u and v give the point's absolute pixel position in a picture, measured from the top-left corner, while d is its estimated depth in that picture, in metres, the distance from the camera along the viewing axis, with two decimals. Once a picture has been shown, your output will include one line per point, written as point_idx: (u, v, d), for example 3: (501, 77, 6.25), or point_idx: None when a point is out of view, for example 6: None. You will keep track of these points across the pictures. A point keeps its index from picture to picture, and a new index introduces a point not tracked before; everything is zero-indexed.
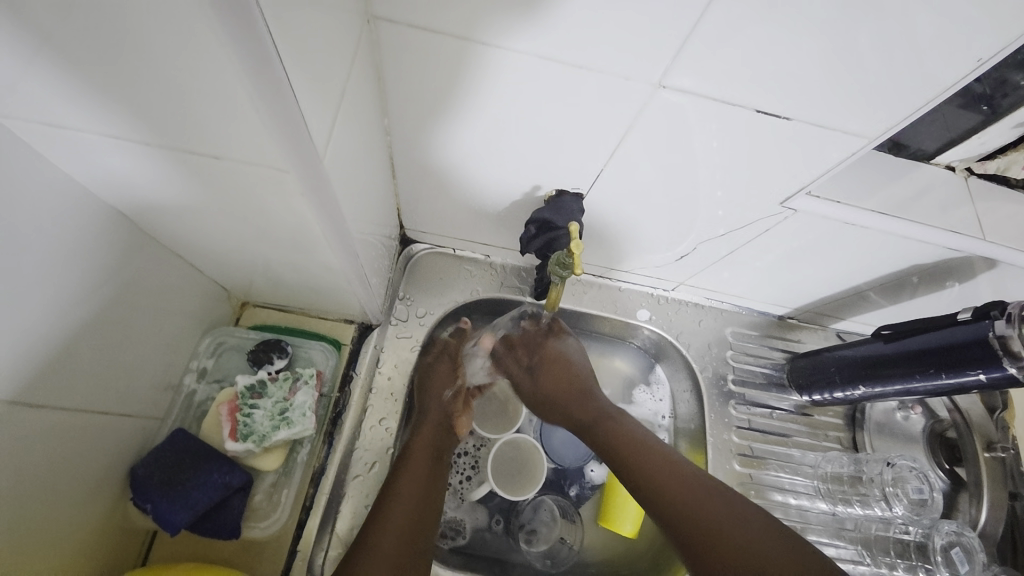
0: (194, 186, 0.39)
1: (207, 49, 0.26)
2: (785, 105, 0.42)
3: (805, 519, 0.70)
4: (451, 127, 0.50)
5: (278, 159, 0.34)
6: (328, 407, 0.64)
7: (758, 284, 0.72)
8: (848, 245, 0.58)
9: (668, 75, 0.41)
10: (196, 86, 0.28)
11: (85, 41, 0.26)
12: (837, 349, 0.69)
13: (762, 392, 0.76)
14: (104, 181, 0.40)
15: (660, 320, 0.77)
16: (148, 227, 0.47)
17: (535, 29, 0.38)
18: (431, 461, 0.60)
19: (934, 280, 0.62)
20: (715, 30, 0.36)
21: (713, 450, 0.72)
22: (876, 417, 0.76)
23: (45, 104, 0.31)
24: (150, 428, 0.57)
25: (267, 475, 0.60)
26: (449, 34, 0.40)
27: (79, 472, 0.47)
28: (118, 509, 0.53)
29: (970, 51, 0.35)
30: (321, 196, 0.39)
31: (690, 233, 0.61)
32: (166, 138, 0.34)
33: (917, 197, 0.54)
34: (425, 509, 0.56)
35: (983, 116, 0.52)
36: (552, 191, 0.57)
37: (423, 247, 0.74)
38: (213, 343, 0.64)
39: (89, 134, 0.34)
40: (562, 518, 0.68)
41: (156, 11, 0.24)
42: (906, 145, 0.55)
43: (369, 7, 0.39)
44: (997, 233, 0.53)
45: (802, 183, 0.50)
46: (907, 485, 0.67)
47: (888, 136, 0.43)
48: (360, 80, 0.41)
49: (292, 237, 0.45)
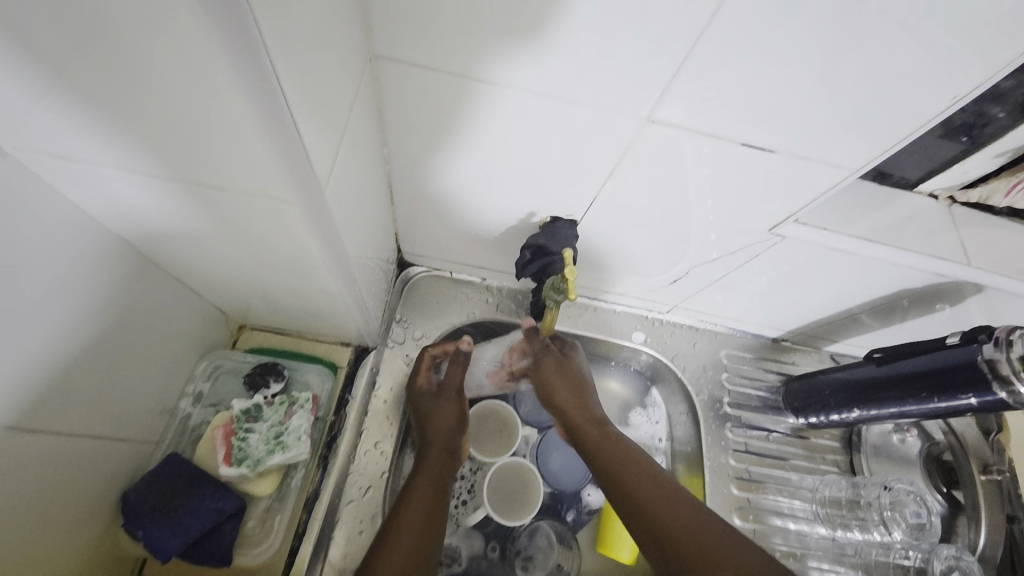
0: (198, 215, 0.40)
1: (217, 89, 0.27)
2: (771, 137, 0.43)
3: (805, 545, 0.69)
4: (448, 156, 0.52)
5: (285, 193, 0.35)
6: (323, 431, 0.64)
7: (751, 307, 0.73)
8: (837, 270, 0.59)
9: (657, 109, 0.42)
10: (205, 123, 0.30)
11: (99, 80, 0.28)
12: (831, 372, 0.69)
13: (758, 415, 0.76)
14: (109, 209, 0.41)
15: (655, 343, 0.78)
16: (150, 253, 0.48)
17: (529, 66, 0.40)
18: (435, 488, 0.59)
19: (923, 304, 0.63)
20: (702, 67, 0.38)
21: (711, 474, 0.72)
22: (872, 440, 0.76)
23: (56, 138, 0.32)
24: (144, 453, 0.56)
25: (260, 500, 0.59)
26: (446, 70, 0.42)
27: (72, 498, 0.47)
28: (108, 537, 0.52)
29: (946, 88, 0.37)
30: (322, 224, 0.40)
31: (683, 258, 0.62)
32: (174, 171, 0.35)
33: (903, 224, 0.56)
34: (429, 539, 0.55)
35: (963, 146, 0.52)
36: (547, 217, 0.59)
37: (420, 270, 0.75)
38: (210, 366, 0.64)
39: (97, 166, 0.35)
40: (559, 544, 0.68)
41: (174, 56, 0.26)
42: (890, 174, 0.57)
43: (370, 46, 0.40)
44: (981, 259, 0.54)
45: (791, 211, 0.51)
46: (905, 509, 0.68)
47: (871, 167, 0.45)
48: (360, 114, 0.42)
49: (291, 263, 0.46)
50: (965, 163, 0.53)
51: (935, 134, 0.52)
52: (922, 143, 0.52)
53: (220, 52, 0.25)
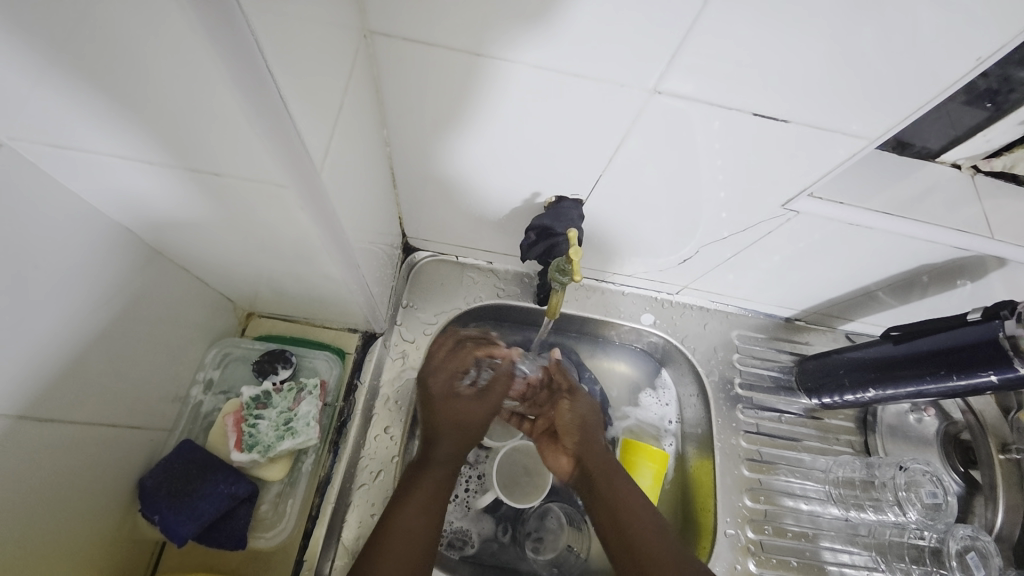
0: (197, 200, 0.40)
1: (200, 67, 0.26)
2: (785, 106, 0.41)
3: (816, 525, 0.69)
4: (449, 138, 0.51)
5: (276, 175, 0.34)
6: (333, 416, 0.65)
7: (764, 287, 0.71)
8: (854, 246, 0.57)
9: (663, 80, 0.41)
10: (194, 105, 0.29)
11: (85, 61, 0.27)
12: (846, 351, 0.68)
13: (770, 396, 0.75)
14: (110, 198, 0.40)
15: (664, 324, 0.76)
16: (154, 243, 0.48)
17: (529, 38, 0.39)
18: (440, 493, 0.56)
19: (945, 279, 0.61)
20: (711, 32, 0.36)
21: (721, 455, 0.71)
22: (888, 419, 0.74)
23: (50, 125, 0.32)
24: (158, 439, 0.57)
25: (272, 485, 0.60)
26: (447, 46, 0.40)
27: (90, 484, 0.48)
28: (127, 521, 0.53)
29: (974, 49, 0.35)
30: (320, 209, 0.39)
31: (693, 237, 0.61)
32: (169, 157, 0.34)
33: (923, 196, 0.54)
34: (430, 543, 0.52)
35: (988, 112, 0.50)
36: (552, 197, 0.57)
37: (425, 255, 0.75)
38: (219, 353, 0.64)
39: (93, 153, 0.35)
40: (569, 526, 0.68)
41: (151, 33, 0.25)
42: (910, 144, 0.54)
43: (364, 22, 0.39)
44: (1005, 231, 0.52)
45: (805, 184, 0.49)
46: (920, 489, 0.65)
47: (891, 136, 0.43)
48: (357, 95, 0.41)
49: (294, 249, 0.46)
50: (990, 130, 0.51)
51: (959, 100, 0.49)
52: (944, 110, 0.50)
53: (198, 27, 0.24)
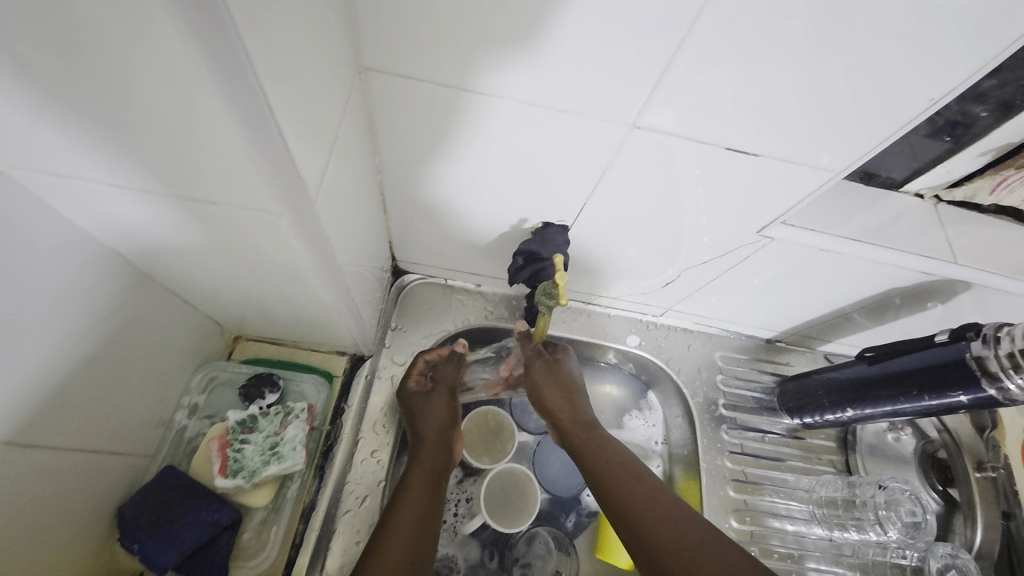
0: (190, 227, 0.40)
1: (203, 104, 0.28)
2: (757, 140, 0.44)
3: (802, 546, 0.70)
4: (439, 167, 0.52)
5: (271, 205, 0.35)
6: (319, 441, 0.64)
7: (745, 309, 0.73)
8: (828, 271, 0.60)
9: (642, 116, 0.43)
10: (195, 138, 0.30)
11: (91, 98, 0.28)
12: (824, 371, 0.70)
13: (753, 416, 0.77)
14: (103, 224, 0.41)
15: (650, 346, 0.78)
16: (145, 268, 0.48)
17: (517, 74, 0.41)
18: (431, 487, 0.58)
19: (915, 301, 0.64)
20: (687, 70, 0.39)
21: (707, 475, 0.72)
22: (867, 438, 0.76)
23: (49, 155, 0.33)
24: (140, 466, 0.56)
25: (256, 512, 0.59)
26: (436, 81, 0.42)
27: (69, 510, 0.47)
28: (105, 551, 0.52)
29: (927, 89, 0.38)
30: (313, 235, 0.40)
31: (676, 261, 0.63)
32: (164, 186, 0.35)
33: (890, 223, 0.57)
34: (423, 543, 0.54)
35: (947, 145, 0.53)
36: (538, 223, 0.59)
37: (414, 278, 0.76)
38: (205, 377, 0.64)
39: (90, 182, 0.35)
40: (557, 551, 0.67)
41: (156, 68, 0.26)
42: (876, 175, 0.58)
43: (360, 59, 0.41)
44: (967, 257, 0.55)
45: (779, 213, 0.52)
46: (900, 508, 0.66)
47: (856, 168, 0.46)
48: (350, 125, 0.43)
49: (285, 273, 0.46)
50: (949, 162, 0.54)
51: (919, 134, 0.52)
52: (905, 144, 0.53)
53: (203, 65, 0.26)
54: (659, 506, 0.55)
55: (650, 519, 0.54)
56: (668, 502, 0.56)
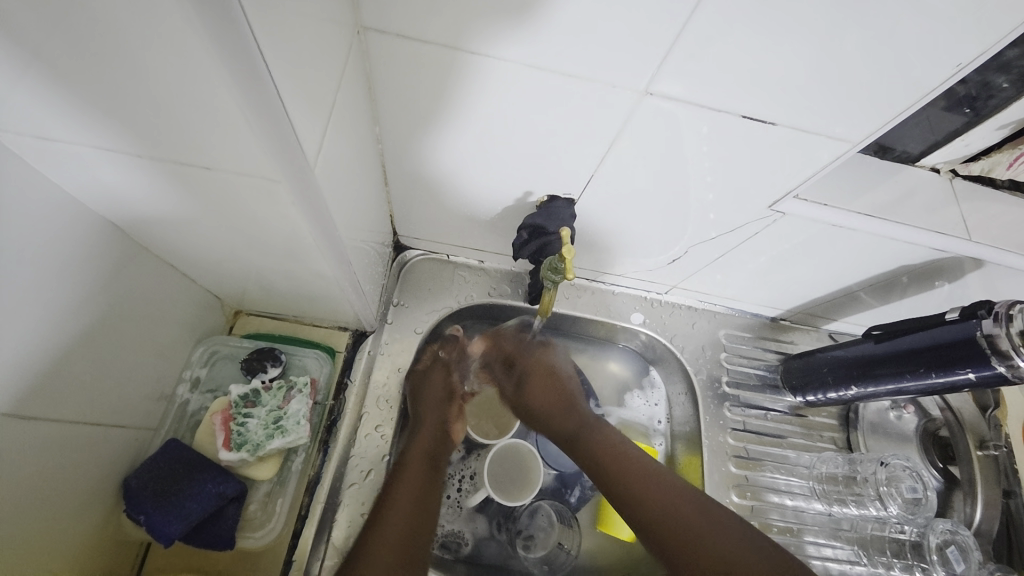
0: (185, 196, 0.39)
1: (190, 55, 0.26)
2: (773, 109, 0.42)
3: (801, 520, 0.70)
4: (441, 136, 0.51)
5: (269, 170, 0.34)
6: (322, 415, 0.64)
7: (751, 286, 0.72)
8: (838, 248, 0.59)
9: (654, 82, 0.41)
10: (184, 96, 0.29)
11: (71, 52, 0.26)
12: (829, 349, 0.69)
13: (756, 394, 0.77)
14: (97, 193, 0.40)
15: (654, 324, 0.77)
16: (140, 239, 0.47)
17: (521, 39, 0.39)
18: (427, 468, 0.59)
19: (924, 279, 0.63)
20: (700, 32, 0.37)
21: (709, 452, 0.72)
22: (870, 417, 0.76)
23: (36, 119, 0.31)
24: (143, 439, 0.56)
25: (261, 484, 0.60)
26: (439, 45, 0.40)
27: (72, 483, 0.47)
28: (111, 521, 0.52)
29: (953, 55, 0.36)
30: (313, 204, 0.39)
31: (682, 237, 0.62)
32: (155, 150, 0.34)
33: (904, 199, 0.55)
34: (423, 520, 0.54)
35: (966, 118, 0.51)
36: (544, 197, 0.58)
37: (416, 253, 0.75)
38: (207, 352, 0.63)
39: (78, 146, 0.34)
40: (559, 523, 0.68)
41: (134, 15, 0.24)
42: (892, 148, 0.56)
43: (358, 19, 0.39)
44: (982, 233, 0.54)
45: (791, 187, 0.51)
46: (901, 484, 0.67)
47: (873, 140, 0.44)
48: (349, 90, 0.41)
49: (285, 246, 0.45)
50: (968, 135, 0.52)
51: (938, 107, 0.50)
52: (924, 116, 0.51)
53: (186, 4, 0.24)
54: (653, 481, 0.57)
55: (632, 489, 0.56)
56: (667, 480, 0.57)
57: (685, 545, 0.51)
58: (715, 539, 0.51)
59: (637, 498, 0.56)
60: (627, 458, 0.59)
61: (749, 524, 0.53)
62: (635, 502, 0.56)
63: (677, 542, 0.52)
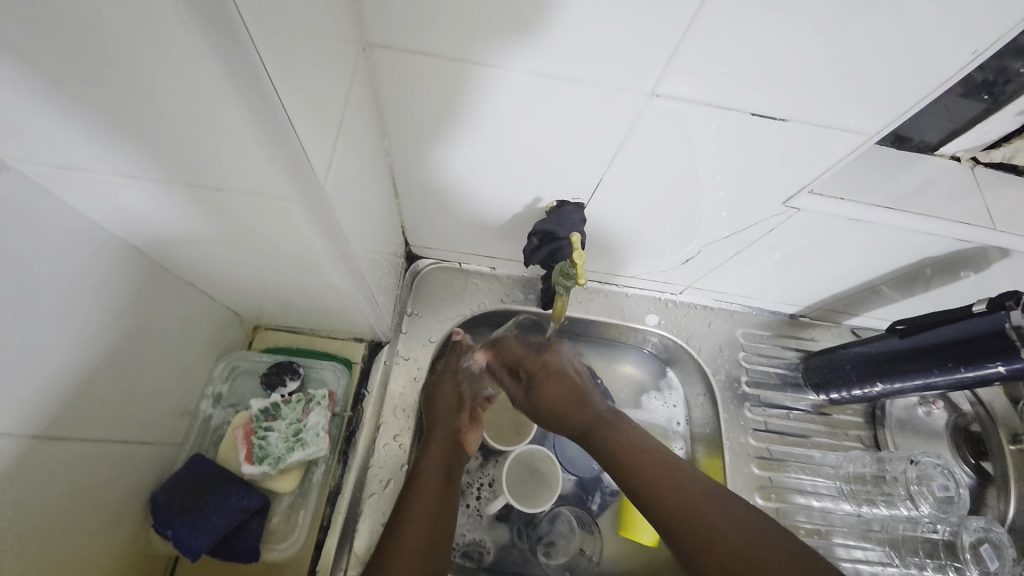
0: (201, 217, 0.40)
1: (202, 83, 0.27)
2: (783, 104, 0.42)
3: (829, 522, 0.69)
4: (449, 147, 0.51)
5: (280, 189, 0.35)
6: (341, 427, 0.65)
7: (768, 284, 0.71)
8: (856, 241, 0.58)
9: (660, 84, 0.41)
10: (197, 122, 0.29)
11: (90, 84, 0.27)
12: (851, 346, 0.68)
13: (777, 393, 0.75)
14: (117, 217, 0.41)
15: (669, 325, 0.77)
16: (161, 259, 0.48)
17: (525, 48, 0.39)
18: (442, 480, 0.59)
19: (949, 271, 0.61)
20: (704, 33, 0.36)
21: (730, 454, 0.71)
22: (897, 413, 0.74)
23: (59, 148, 0.32)
24: (168, 455, 0.57)
25: (283, 497, 0.60)
26: (444, 57, 0.41)
27: (101, 499, 0.48)
28: (140, 536, 0.54)
29: (968, 42, 0.35)
30: (325, 220, 0.40)
31: (695, 237, 0.61)
32: (172, 174, 0.35)
33: (924, 189, 0.54)
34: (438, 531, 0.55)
35: (984, 104, 0.50)
36: (553, 202, 0.58)
37: (428, 262, 0.75)
38: (227, 367, 0.65)
39: (98, 173, 0.35)
40: (580, 529, 0.68)
41: (148, 46, 0.25)
42: (909, 138, 0.55)
43: (364, 36, 0.40)
44: (1007, 221, 0.52)
45: (805, 182, 0.50)
46: (932, 483, 0.65)
47: (889, 131, 0.43)
48: (357, 106, 0.42)
49: (300, 262, 0.46)
50: (988, 121, 0.51)
51: (955, 93, 0.49)
52: (941, 103, 0.50)
53: (197, 34, 0.24)
54: (673, 477, 0.56)
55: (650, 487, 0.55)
56: (688, 476, 0.56)
57: (703, 543, 0.51)
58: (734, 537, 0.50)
59: (654, 498, 0.55)
60: (643, 454, 0.58)
61: (769, 518, 0.53)
62: (653, 502, 0.55)
63: (694, 539, 0.51)
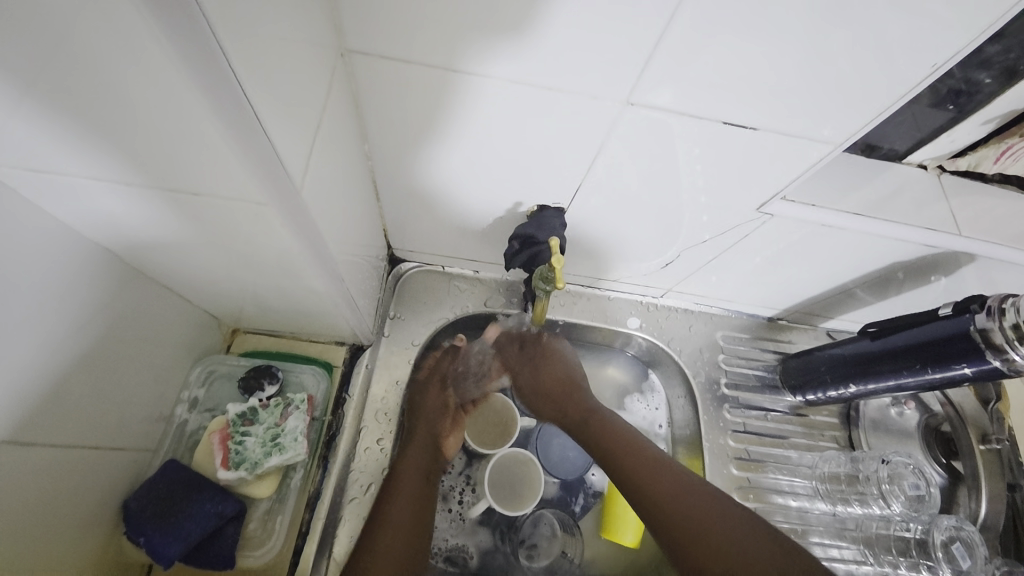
0: (177, 220, 0.40)
1: (166, 85, 0.26)
2: (755, 114, 0.43)
3: (805, 521, 0.70)
4: (431, 152, 0.51)
5: (255, 194, 0.34)
6: (321, 431, 0.64)
7: (746, 288, 0.72)
8: (830, 247, 0.59)
9: (635, 92, 0.42)
10: (169, 128, 0.29)
11: (57, 88, 0.27)
12: (827, 348, 0.69)
13: (756, 395, 0.76)
14: (91, 220, 0.40)
15: (650, 328, 0.77)
16: (136, 263, 0.47)
17: (503, 54, 0.39)
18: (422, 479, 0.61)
19: (918, 275, 0.63)
20: (682, 43, 0.37)
21: (710, 455, 0.72)
22: (871, 414, 0.76)
23: (29, 152, 0.32)
24: (142, 461, 0.56)
25: (261, 502, 0.60)
26: (424, 62, 0.41)
27: (72, 507, 0.47)
28: (112, 543, 0.53)
29: (930, 52, 0.36)
30: (301, 222, 0.40)
31: (674, 241, 0.62)
32: (146, 179, 0.34)
33: (892, 197, 0.55)
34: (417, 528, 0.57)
35: (950, 114, 0.52)
36: (534, 206, 0.58)
37: (411, 265, 0.75)
38: (204, 371, 0.64)
39: (71, 176, 0.34)
40: (562, 532, 0.68)
41: (119, 53, 0.25)
42: (879, 146, 0.56)
43: (341, 41, 0.40)
44: (973, 228, 0.54)
45: (779, 189, 0.51)
46: (903, 481, 0.67)
47: (857, 140, 0.44)
48: (335, 110, 0.42)
49: (278, 264, 0.45)
50: (954, 131, 0.53)
51: (923, 103, 0.51)
52: (909, 113, 0.52)
53: (166, 37, 0.24)
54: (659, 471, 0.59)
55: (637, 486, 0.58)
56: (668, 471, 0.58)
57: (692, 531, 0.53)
58: (718, 521, 0.52)
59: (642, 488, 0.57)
60: (634, 452, 0.61)
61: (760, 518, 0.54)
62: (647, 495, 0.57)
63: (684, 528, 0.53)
